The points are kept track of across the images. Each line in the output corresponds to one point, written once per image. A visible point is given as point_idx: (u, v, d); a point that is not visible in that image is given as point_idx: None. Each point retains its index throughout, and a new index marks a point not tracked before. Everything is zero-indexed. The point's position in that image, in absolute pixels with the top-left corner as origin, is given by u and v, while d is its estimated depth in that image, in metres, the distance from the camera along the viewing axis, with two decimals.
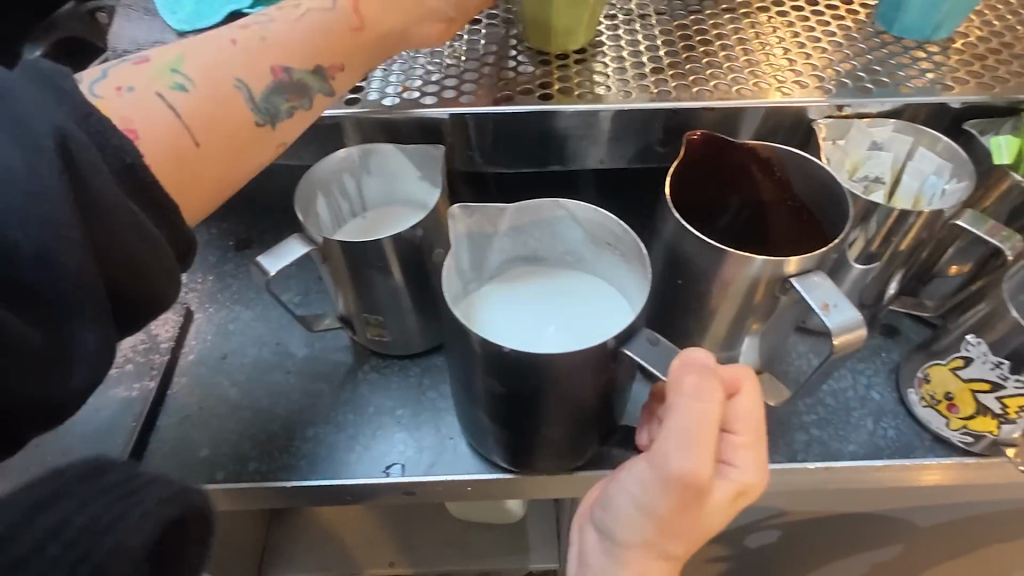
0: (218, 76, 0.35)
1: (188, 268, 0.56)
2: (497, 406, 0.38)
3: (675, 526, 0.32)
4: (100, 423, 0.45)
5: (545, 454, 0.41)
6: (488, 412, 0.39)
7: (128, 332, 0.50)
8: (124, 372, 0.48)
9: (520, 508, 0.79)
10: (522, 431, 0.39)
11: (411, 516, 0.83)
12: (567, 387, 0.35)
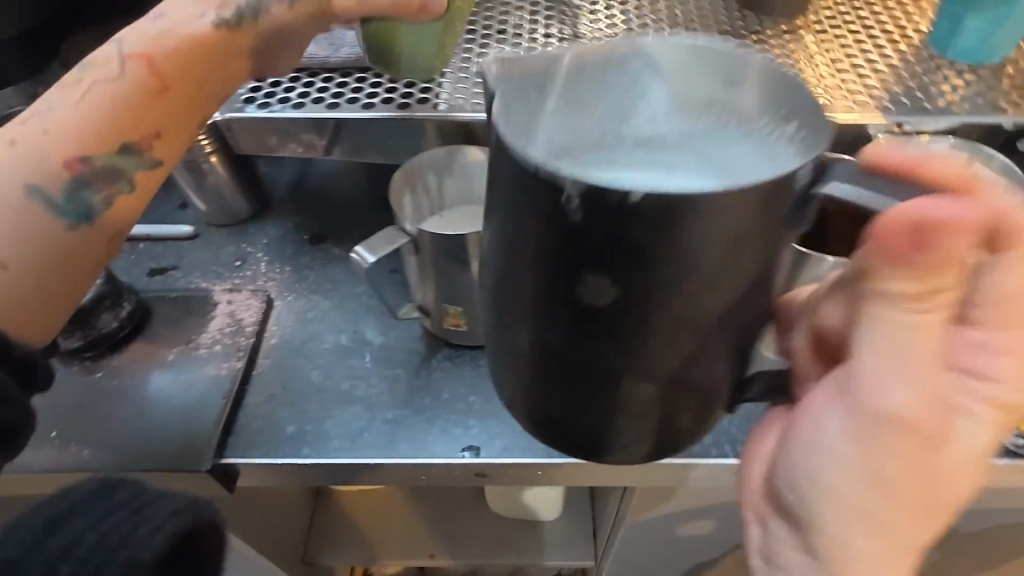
0: (102, 96, 0.37)
1: (266, 259, 0.60)
2: (575, 319, 0.26)
3: (912, 474, 0.27)
4: (193, 399, 0.49)
5: (626, 432, 0.31)
6: (557, 334, 0.27)
7: (214, 316, 0.54)
8: (213, 352, 0.51)
9: (558, 503, 0.81)
10: (602, 361, 0.27)
11: (452, 508, 0.86)
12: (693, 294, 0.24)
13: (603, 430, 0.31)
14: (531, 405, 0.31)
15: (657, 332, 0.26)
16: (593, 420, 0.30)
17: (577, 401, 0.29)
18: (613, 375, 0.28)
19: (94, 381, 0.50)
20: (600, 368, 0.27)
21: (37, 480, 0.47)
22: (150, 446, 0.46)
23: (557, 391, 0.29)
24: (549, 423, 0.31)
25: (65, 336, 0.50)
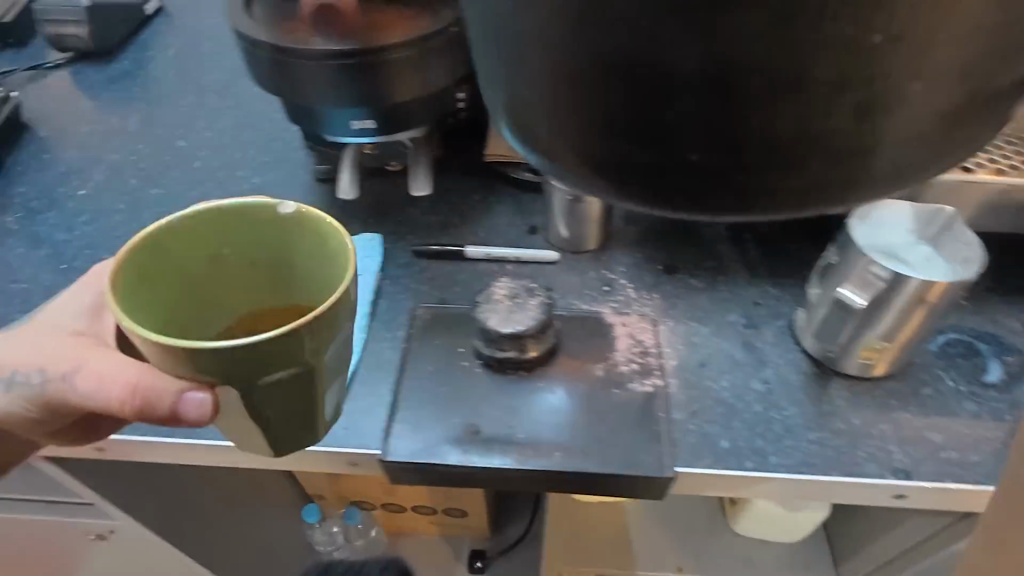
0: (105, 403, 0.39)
1: (631, 285, 0.65)
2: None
3: None
4: (633, 411, 0.54)
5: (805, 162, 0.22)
6: (594, 67, 0.21)
7: (616, 335, 0.60)
8: (632, 371, 0.57)
9: (810, 526, 0.84)
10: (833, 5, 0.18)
11: (690, 523, 0.92)
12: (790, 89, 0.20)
13: (811, 199, 0.23)
14: (670, 198, 0.23)
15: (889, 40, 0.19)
16: (823, 174, 0.22)
17: (721, 142, 0.21)
18: (872, 74, 0.20)
19: (537, 391, 0.56)
20: (859, 82, 0.20)
21: (501, 478, 0.53)
22: (608, 453, 0.52)
23: (701, 149, 0.21)
24: (688, 207, 0.23)
25: (519, 349, 0.55)
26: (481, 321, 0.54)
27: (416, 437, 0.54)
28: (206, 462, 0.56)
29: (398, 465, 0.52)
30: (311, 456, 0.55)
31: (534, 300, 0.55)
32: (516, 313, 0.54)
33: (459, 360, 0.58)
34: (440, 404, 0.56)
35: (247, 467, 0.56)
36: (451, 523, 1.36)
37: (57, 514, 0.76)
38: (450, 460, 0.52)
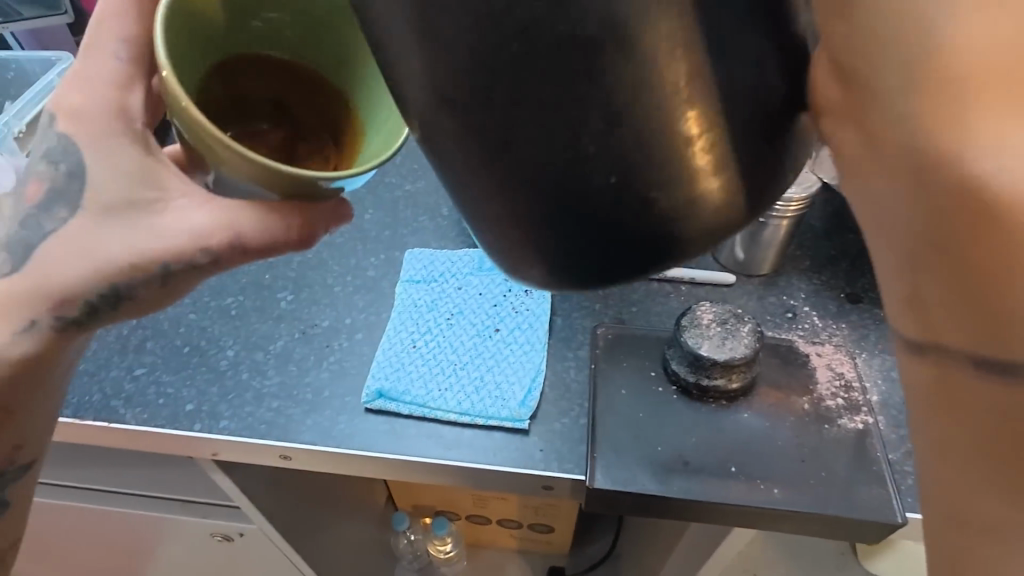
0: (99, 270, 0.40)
1: (816, 313, 0.63)
2: (548, 101, 0.22)
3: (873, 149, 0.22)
4: (850, 450, 0.52)
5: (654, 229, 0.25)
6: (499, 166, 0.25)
7: (814, 367, 0.58)
8: (840, 406, 0.55)
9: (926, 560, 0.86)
10: (597, 102, 0.22)
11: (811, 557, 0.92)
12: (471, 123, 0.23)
13: (653, 243, 0.26)
14: (536, 240, 0.26)
15: (661, 120, 0.23)
16: (652, 227, 0.25)
17: (590, 204, 0.24)
18: (664, 147, 0.24)
19: (745, 422, 0.54)
20: (652, 151, 0.24)
21: (716, 512, 0.50)
22: (831, 492, 0.50)
23: (586, 209, 0.25)
24: (566, 258, 0.27)
25: (727, 377, 0.54)
26: (691, 346, 0.53)
27: (625, 464, 0.52)
28: (396, 477, 0.55)
29: (612, 493, 0.50)
30: (511, 477, 0.53)
31: (745, 328, 0.54)
32: (729, 342, 0.53)
33: (653, 386, 0.56)
34: (642, 430, 0.53)
35: (436, 482, 0.55)
36: (530, 538, 1.27)
37: (192, 515, 0.78)
38: (666, 490, 0.50)
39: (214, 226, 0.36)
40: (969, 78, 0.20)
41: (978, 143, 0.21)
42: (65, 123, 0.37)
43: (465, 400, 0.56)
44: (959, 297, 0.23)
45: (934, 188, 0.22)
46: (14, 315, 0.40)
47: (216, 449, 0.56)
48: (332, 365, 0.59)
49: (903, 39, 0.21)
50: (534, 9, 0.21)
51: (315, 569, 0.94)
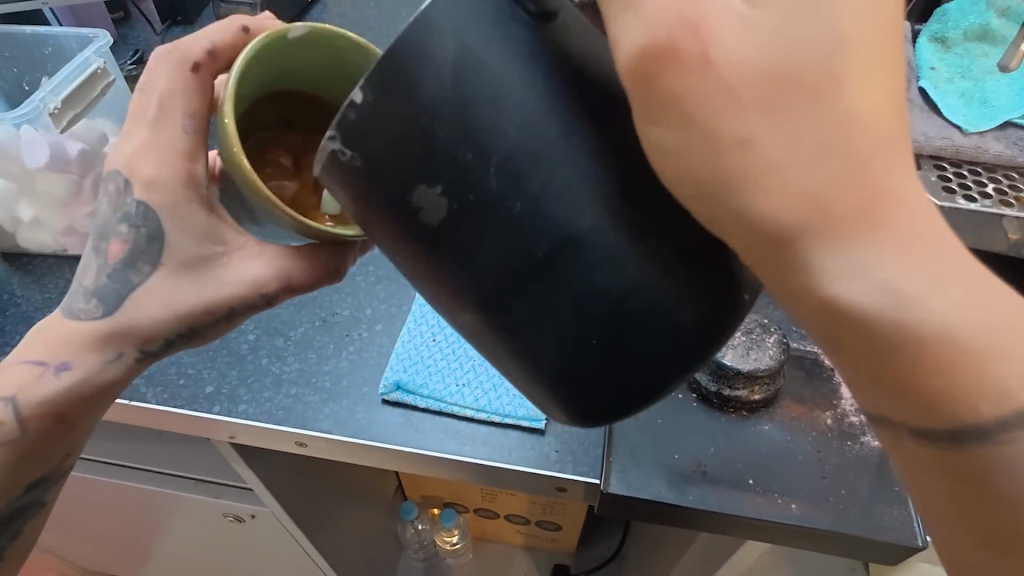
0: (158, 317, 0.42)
1: None
2: (521, 286, 0.26)
3: (831, 214, 0.23)
4: (872, 469, 0.51)
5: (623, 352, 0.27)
6: (483, 302, 0.27)
7: (838, 381, 0.56)
8: (864, 423, 0.53)
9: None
10: (570, 285, 0.26)
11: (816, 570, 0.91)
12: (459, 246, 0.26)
13: (658, 390, 0.28)
14: (557, 393, 0.29)
15: (631, 286, 0.26)
16: (656, 377, 0.28)
17: (585, 363, 0.28)
18: (642, 306, 0.26)
19: (766, 434, 0.53)
20: (635, 314, 0.26)
21: (731, 524, 0.50)
22: (851, 511, 0.49)
23: (587, 362, 0.28)
24: (589, 407, 0.29)
25: (749, 387, 0.53)
26: (714, 354, 0.52)
27: (641, 470, 0.51)
28: (409, 469, 0.55)
29: (626, 498, 0.50)
30: (525, 476, 0.53)
31: (771, 339, 0.53)
32: (754, 352, 0.52)
33: (672, 392, 0.55)
34: (659, 438, 0.52)
35: (447, 476, 0.55)
36: (536, 535, 1.27)
37: (206, 494, 0.79)
38: (682, 499, 0.49)
39: (274, 276, 0.40)
40: (799, 243, 0.23)
41: (838, 279, 0.23)
42: (145, 192, 0.39)
43: (483, 397, 0.55)
44: (876, 386, 0.26)
45: (821, 316, 0.24)
46: (100, 349, 0.42)
47: (234, 432, 0.56)
48: (351, 354, 0.59)
49: (740, 220, 0.23)
50: (474, 228, 0.26)
51: (321, 554, 0.94)
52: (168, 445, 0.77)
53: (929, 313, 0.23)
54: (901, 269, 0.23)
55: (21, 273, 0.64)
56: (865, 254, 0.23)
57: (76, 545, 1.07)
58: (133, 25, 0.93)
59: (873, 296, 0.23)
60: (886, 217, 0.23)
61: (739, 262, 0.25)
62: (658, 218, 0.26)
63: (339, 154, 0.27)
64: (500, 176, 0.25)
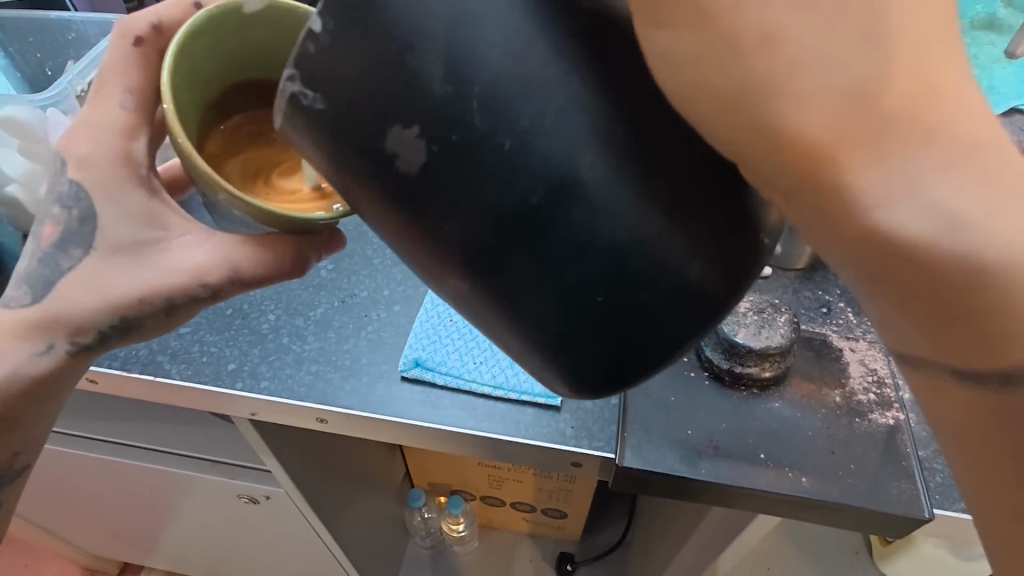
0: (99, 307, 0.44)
1: (851, 309, 0.63)
2: (511, 233, 0.25)
3: (873, 128, 0.22)
4: (880, 445, 0.52)
5: (629, 307, 0.26)
6: (468, 259, 0.26)
7: (846, 361, 0.58)
8: (872, 401, 0.55)
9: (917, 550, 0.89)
10: (557, 230, 0.25)
11: None
12: (454, 190, 0.25)
13: (665, 350, 0.28)
14: (557, 358, 0.28)
15: (632, 238, 0.25)
16: (664, 333, 0.27)
17: (584, 315, 0.26)
18: (643, 253, 0.25)
19: (776, 411, 0.54)
20: (635, 262, 0.25)
21: (741, 497, 0.51)
22: (859, 484, 0.50)
23: (587, 322, 0.27)
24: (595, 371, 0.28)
25: (760, 365, 0.54)
26: (726, 333, 0.54)
27: (654, 444, 0.52)
28: (428, 445, 0.57)
29: (641, 472, 0.51)
30: (542, 452, 0.54)
31: (781, 319, 0.55)
32: (765, 330, 0.54)
33: (684, 370, 0.56)
34: (672, 415, 0.54)
35: (464, 451, 0.57)
36: (543, 522, 1.28)
37: (222, 475, 0.80)
38: (695, 473, 0.51)
39: (221, 265, 0.42)
40: (836, 156, 0.22)
41: (879, 201, 0.22)
42: (77, 172, 0.43)
43: (499, 374, 0.56)
44: (911, 318, 0.25)
45: (856, 243, 0.24)
46: (30, 340, 0.45)
47: (255, 408, 0.57)
48: (369, 335, 0.60)
49: (767, 129, 0.22)
50: (456, 166, 0.24)
51: (332, 537, 0.95)
52: (190, 428, 0.80)
53: (981, 238, 0.23)
54: (953, 186, 0.22)
55: None
56: (911, 170, 0.22)
57: (87, 530, 1.08)
58: (146, 15, 0.94)
59: (919, 220, 0.22)
60: (934, 126, 0.22)
61: (770, 187, 0.24)
62: (660, 150, 0.24)
63: (300, 97, 0.26)
64: (484, 111, 0.24)
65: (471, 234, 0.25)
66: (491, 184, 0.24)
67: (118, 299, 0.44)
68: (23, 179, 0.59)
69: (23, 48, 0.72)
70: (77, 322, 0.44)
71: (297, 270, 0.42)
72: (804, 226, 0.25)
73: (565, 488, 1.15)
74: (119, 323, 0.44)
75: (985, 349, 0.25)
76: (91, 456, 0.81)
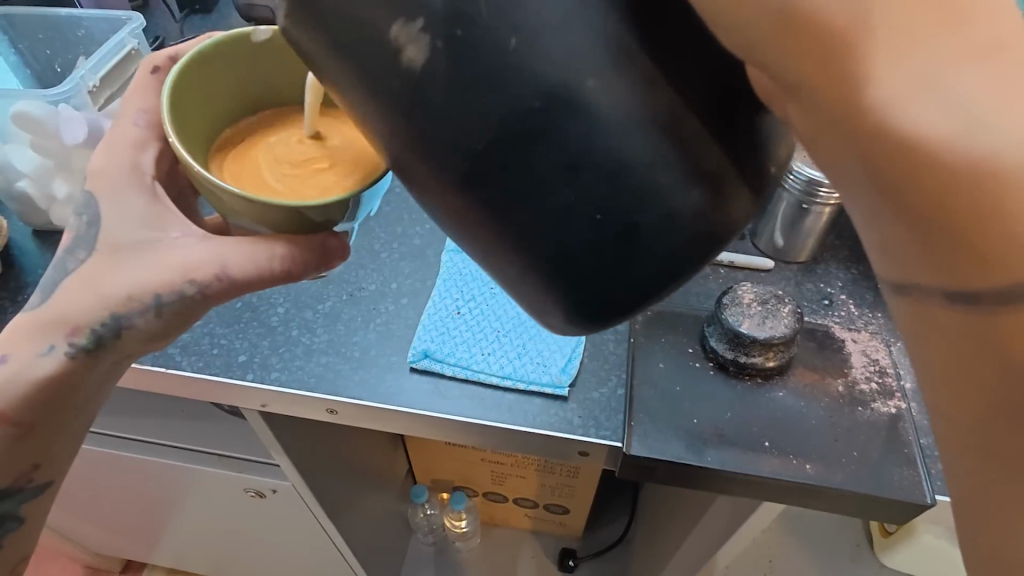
0: (93, 305, 0.44)
1: (852, 301, 0.63)
2: (515, 148, 0.25)
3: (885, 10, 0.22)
4: (882, 433, 0.53)
5: (626, 224, 0.27)
6: (468, 179, 0.27)
7: (849, 351, 0.59)
8: (873, 390, 0.56)
9: (911, 537, 0.91)
10: (561, 146, 0.25)
11: None
12: (474, 113, 0.25)
13: (659, 279, 0.28)
14: (554, 287, 0.29)
15: (632, 158, 0.26)
16: (659, 255, 0.27)
17: (582, 232, 0.27)
18: (644, 170, 0.26)
19: (780, 400, 0.55)
20: (637, 177, 0.26)
21: (745, 484, 0.52)
22: (862, 471, 0.51)
23: (584, 242, 0.27)
24: (593, 292, 0.28)
25: (764, 355, 0.55)
26: (731, 323, 0.55)
27: (660, 432, 0.53)
28: (436, 435, 0.57)
29: (647, 460, 0.52)
30: (549, 440, 0.55)
31: (785, 309, 0.56)
32: (769, 320, 0.55)
33: (690, 361, 0.57)
34: (679, 406, 0.55)
35: (473, 441, 0.57)
36: (544, 519, 1.29)
37: (228, 469, 0.81)
38: (700, 460, 0.52)
39: (212, 261, 0.42)
40: (847, 32, 0.22)
41: (881, 86, 0.23)
42: (91, 182, 0.46)
43: (507, 364, 0.57)
44: (894, 214, 0.25)
45: (861, 140, 0.24)
46: (37, 340, 0.45)
47: (265, 399, 0.58)
48: (378, 326, 0.61)
49: (775, 13, 0.23)
50: (467, 61, 0.25)
51: (337, 533, 0.96)
52: (196, 423, 0.81)
53: (973, 133, 0.22)
54: (969, 81, 0.22)
55: (53, 250, 0.66)
56: (920, 53, 0.22)
57: (92, 527, 1.09)
58: (151, 14, 0.95)
59: (924, 106, 0.23)
60: (955, 12, 0.22)
61: (781, 79, 0.24)
62: (679, 64, 0.25)
63: (302, 18, 0.27)
64: (491, 7, 0.24)
65: (473, 150, 0.26)
66: (503, 90, 0.25)
67: (120, 299, 0.44)
68: (35, 176, 0.62)
69: (32, 45, 0.73)
70: (83, 321, 0.45)
71: (290, 275, 0.41)
72: (818, 124, 0.25)
73: (567, 484, 1.15)
74: (125, 327, 0.45)
75: (985, 272, 0.25)
76: (97, 452, 0.82)
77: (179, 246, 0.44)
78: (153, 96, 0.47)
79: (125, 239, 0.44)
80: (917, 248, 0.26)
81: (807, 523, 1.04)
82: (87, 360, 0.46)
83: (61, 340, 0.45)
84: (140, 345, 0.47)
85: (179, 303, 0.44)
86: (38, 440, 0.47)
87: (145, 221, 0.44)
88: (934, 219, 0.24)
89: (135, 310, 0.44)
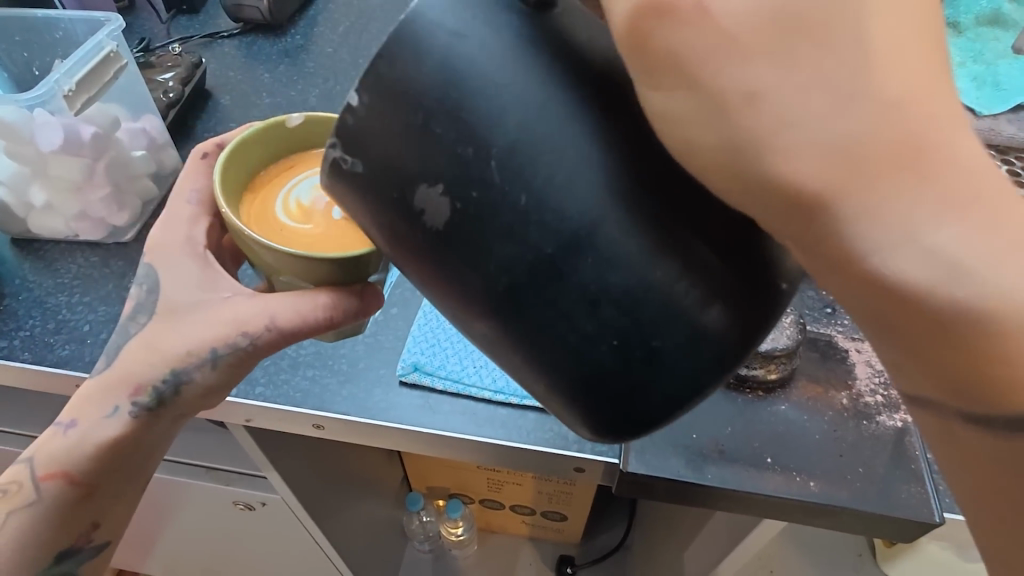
0: (151, 367, 0.44)
1: None
2: (530, 284, 0.25)
3: (855, 170, 0.20)
4: (888, 448, 0.51)
5: (638, 350, 0.26)
6: (489, 305, 0.26)
7: (853, 363, 0.57)
8: (879, 403, 0.54)
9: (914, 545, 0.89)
10: (577, 283, 0.25)
11: None
12: (495, 257, 0.25)
13: (681, 403, 0.27)
14: (577, 407, 0.28)
15: (646, 284, 0.25)
16: (684, 379, 0.26)
17: (602, 359, 0.26)
18: (661, 296, 0.25)
19: (782, 414, 0.53)
20: (655, 309, 0.25)
21: (749, 503, 0.50)
22: (868, 488, 0.49)
23: (607, 371, 0.26)
24: (612, 411, 0.27)
25: (766, 367, 0.53)
26: None
27: (658, 449, 0.51)
28: (427, 451, 0.55)
29: (646, 478, 0.50)
30: (543, 456, 0.53)
31: (787, 320, 0.54)
32: (770, 331, 0.53)
33: None
34: (679, 419, 0.53)
35: (466, 456, 0.55)
36: (542, 526, 1.27)
37: (218, 482, 0.79)
38: (700, 478, 0.50)
39: (258, 317, 0.41)
40: (826, 203, 0.21)
41: (871, 242, 0.21)
42: (149, 254, 0.46)
43: (500, 379, 0.55)
44: (907, 350, 0.24)
45: (863, 292, 0.23)
46: (102, 404, 0.45)
47: (250, 414, 0.56)
48: (366, 339, 0.59)
49: (761, 179, 0.21)
50: (482, 220, 0.25)
51: (331, 544, 0.94)
52: (184, 435, 0.79)
53: (974, 281, 0.21)
54: (955, 233, 0.21)
55: (32, 259, 0.64)
56: (903, 211, 0.21)
57: None
58: (136, 14, 0.93)
59: (917, 264, 0.21)
60: (930, 165, 0.20)
61: (771, 228, 0.23)
62: (684, 206, 0.24)
63: (341, 161, 0.27)
64: (502, 171, 0.24)
65: (496, 287, 0.25)
66: (507, 225, 0.24)
67: (176, 358, 0.44)
68: (11, 184, 0.62)
69: (9, 48, 0.71)
70: (138, 378, 0.45)
71: (331, 324, 0.39)
72: (813, 267, 0.23)
73: (564, 491, 1.14)
74: (181, 383, 0.45)
75: (994, 391, 0.24)
76: None
77: (233, 303, 0.43)
78: (204, 176, 0.48)
79: (187, 304, 0.44)
80: (925, 374, 0.25)
81: (808, 531, 1.02)
82: (148, 420, 0.46)
83: (125, 401, 0.45)
84: (203, 401, 0.46)
85: (231, 355, 0.43)
86: (99, 501, 0.47)
87: (202, 283, 0.44)
88: (942, 347, 0.23)
89: (189, 368, 0.44)
